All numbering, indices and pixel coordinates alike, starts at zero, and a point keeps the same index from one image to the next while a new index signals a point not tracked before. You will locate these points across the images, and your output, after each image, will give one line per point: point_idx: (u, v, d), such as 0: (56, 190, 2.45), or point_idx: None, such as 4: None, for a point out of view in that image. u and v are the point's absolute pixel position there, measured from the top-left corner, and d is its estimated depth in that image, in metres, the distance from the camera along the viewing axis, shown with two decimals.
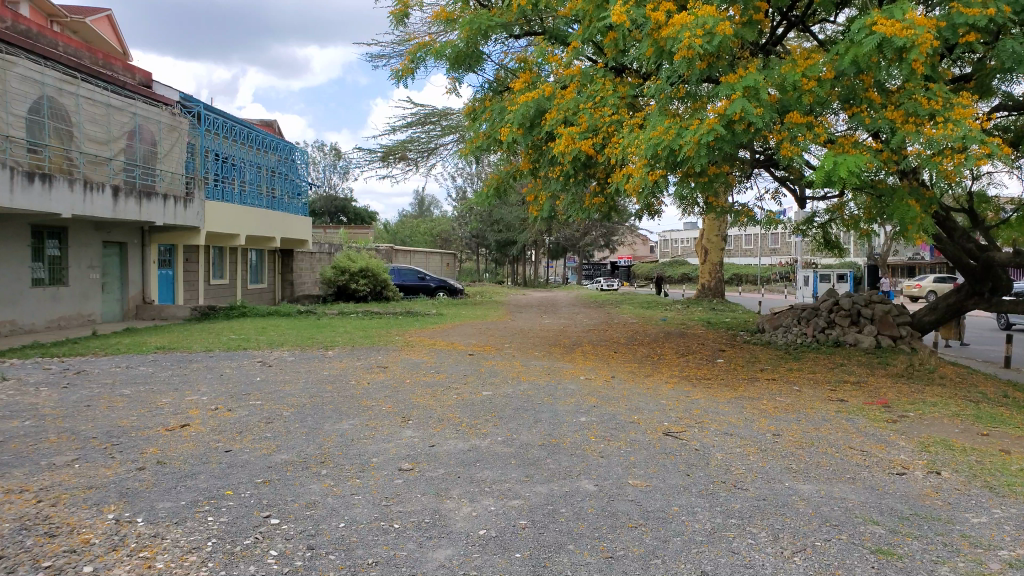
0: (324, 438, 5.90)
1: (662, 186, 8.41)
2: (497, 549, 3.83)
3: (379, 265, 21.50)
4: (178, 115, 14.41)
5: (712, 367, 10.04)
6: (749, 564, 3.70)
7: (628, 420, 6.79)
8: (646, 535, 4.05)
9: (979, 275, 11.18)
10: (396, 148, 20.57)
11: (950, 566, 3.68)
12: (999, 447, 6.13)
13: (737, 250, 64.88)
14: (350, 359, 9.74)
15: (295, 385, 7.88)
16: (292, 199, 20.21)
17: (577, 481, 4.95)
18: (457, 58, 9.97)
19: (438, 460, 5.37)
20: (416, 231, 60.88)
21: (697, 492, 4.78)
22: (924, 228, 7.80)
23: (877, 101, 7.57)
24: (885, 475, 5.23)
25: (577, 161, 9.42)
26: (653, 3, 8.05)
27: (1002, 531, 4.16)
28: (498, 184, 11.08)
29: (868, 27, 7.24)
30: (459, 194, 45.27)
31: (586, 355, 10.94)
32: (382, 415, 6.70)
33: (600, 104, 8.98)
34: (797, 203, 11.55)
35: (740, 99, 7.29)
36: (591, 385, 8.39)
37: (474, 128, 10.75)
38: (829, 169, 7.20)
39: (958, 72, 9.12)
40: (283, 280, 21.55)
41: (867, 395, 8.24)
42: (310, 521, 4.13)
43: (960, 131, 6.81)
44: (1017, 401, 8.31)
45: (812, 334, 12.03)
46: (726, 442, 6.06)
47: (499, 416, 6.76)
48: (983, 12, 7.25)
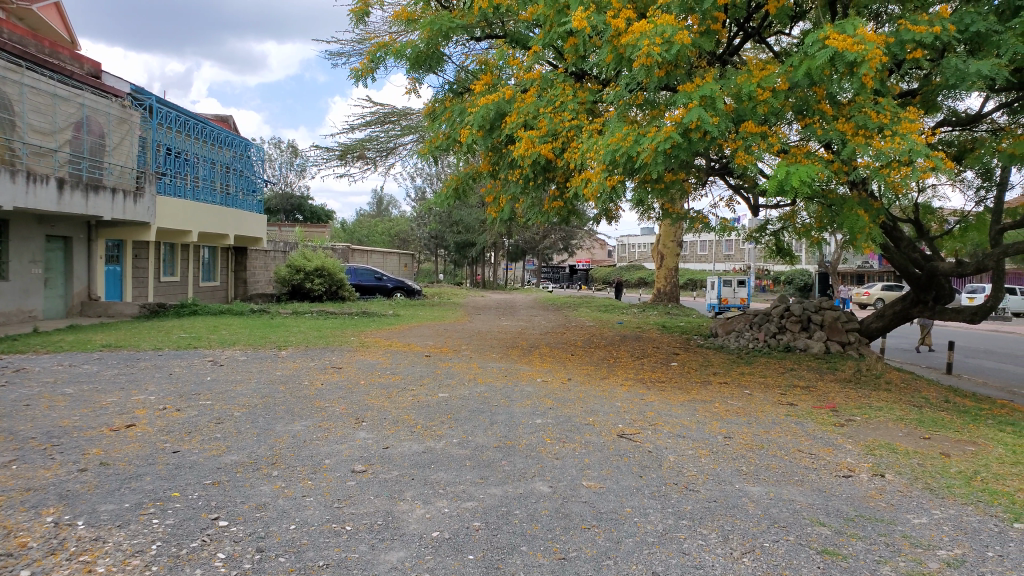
0: (275, 439, 5.82)
1: (620, 192, 8.51)
2: (449, 551, 3.82)
3: (335, 264, 21.31)
4: (129, 108, 14.05)
5: (666, 370, 10.16)
6: (700, 565, 3.75)
7: (584, 422, 6.83)
8: (599, 537, 4.08)
9: (924, 284, 11.51)
10: (355, 147, 20.39)
11: (891, 565, 3.79)
12: (940, 450, 6.33)
13: (692, 256, 65.93)
14: (303, 359, 9.61)
15: (246, 385, 7.74)
16: (247, 196, 19.87)
17: (531, 483, 4.97)
18: (417, 58, 9.92)
19: (392, 462, 5.33)
20: (373, 231, 60.44)
21: (649, 494, 4.83)
22: (872, 237, 8.00)
23: (829, 113, 7.77)
24: (832, 478, 5.35)
25: (537, 164, 9.43)
26: (614, 10, 8.14)
27: (941, 532, 4.29)
28: (457, 186, 10.99)
29: (821, 40, 7.43)
30: (417, 194, 45.06)
31: (543, 358, 10.96)
32: (335, 416, 6.63)
33: (559, 109, 9.04)
34: (751, 211, 11.77)
35: (696, 108, 7.40)
36: (547, 387, 8.42)
37: (433, 128, 10.71)
38: (781, 179, 7.37)
39: (905, 87, 9.42)
40: (236, 279, 21.16)
41: (816, 399, 8.43)
42: (259, 523, 4.07)
43: (906, 144, 7.03)
44: (958, 406, 8.57)
45: (764, 339, 12.26)
46: (678, 445, 6.15)
47: (455, 418, 6.75)
48: (929, 30, 7.50)
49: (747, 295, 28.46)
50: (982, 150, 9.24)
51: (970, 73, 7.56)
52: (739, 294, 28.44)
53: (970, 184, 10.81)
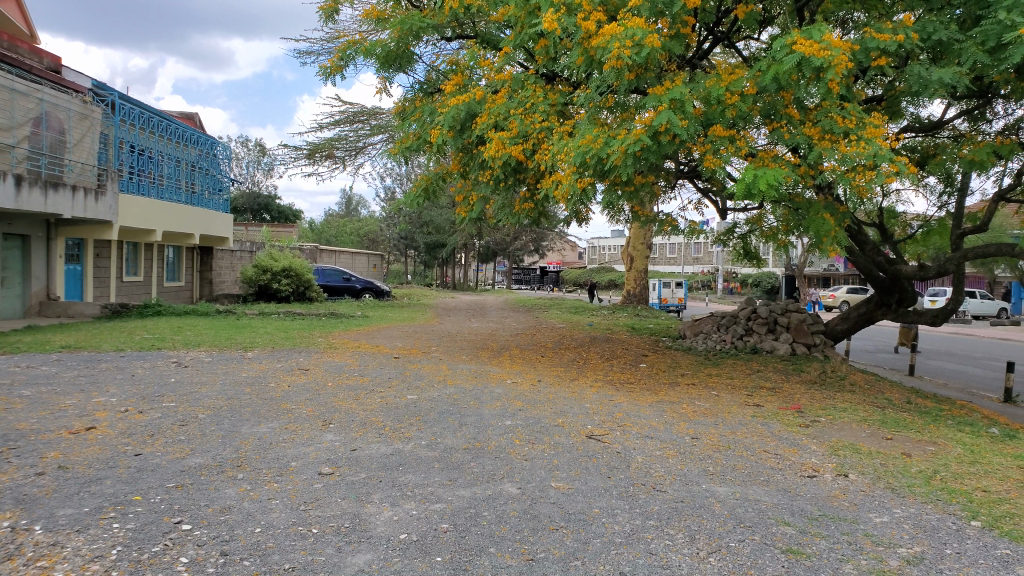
0: (241, 441, 5.74)
1: (590, 194, 8.53)
2: (417, 553, 3.80)
3: (303, 265, 21.10)
4: (90, 104, 13.76)
5: (634, 372, 10.22)
6: (666, 565, 3.77)
7: (553, 423, 6.84)
8: (567, 538, 4.08)
9: (888, 287, 11.70)
10: (323, 146, 20.21)
11: (853, 564, 3.85)
12: (901, 450, 6.44)
13: (662, 259, 66.50)
14: (270, 361, 9.49)
15: (211, 387, 7.63)
16: (213, 195, 19.60)
17: (499, 484, 4.95)
18: (387, 57, 9.85)
19: (359, 465, 5.29)
20: (343, 232, 60.01)
21: (617, 494, 4.84)
22: (837, 241, 8.11)
23: (796, 117, 7.87)
24: (797, 478, 5.42)
25: (507, 166, 9.41)
26: (584, 12, 8.18)
27: (902, 530, 4.37)
28: (427, 186, 10.93)
29: (789, 46, 7.54)
30: (387, 195, 44.88)
31: (513, 359, 10.97)
32: (302, 418, 6.55)
33: (530, 111, 9.07)
34: (718, 214, 11.90)
35: (666, 111, 7.46)
36: (517, 389, 8.41)
37: (403, 128, 10.64)
38: (749, 182, 7.46)
39: (871, 93, 9.58)
40: (201, 279, 20.85)
41: (781, 401, 8.52)
42: (223, 527, 4.01)
43: (871, 149, 7.15)
44: (919, 407, 8.74)
45: (730, 340, 12.40)
46: (646, 445, 6.19)
47: (424, 421, 6.71)
48: (893, 38, 7.65)
49: (685, 295, 28.95)
50: (944, 156, 9.44)
51: (933, 81, 7.71)
52: (677, 295, 28.91)
53: (932, 189, 11.03)
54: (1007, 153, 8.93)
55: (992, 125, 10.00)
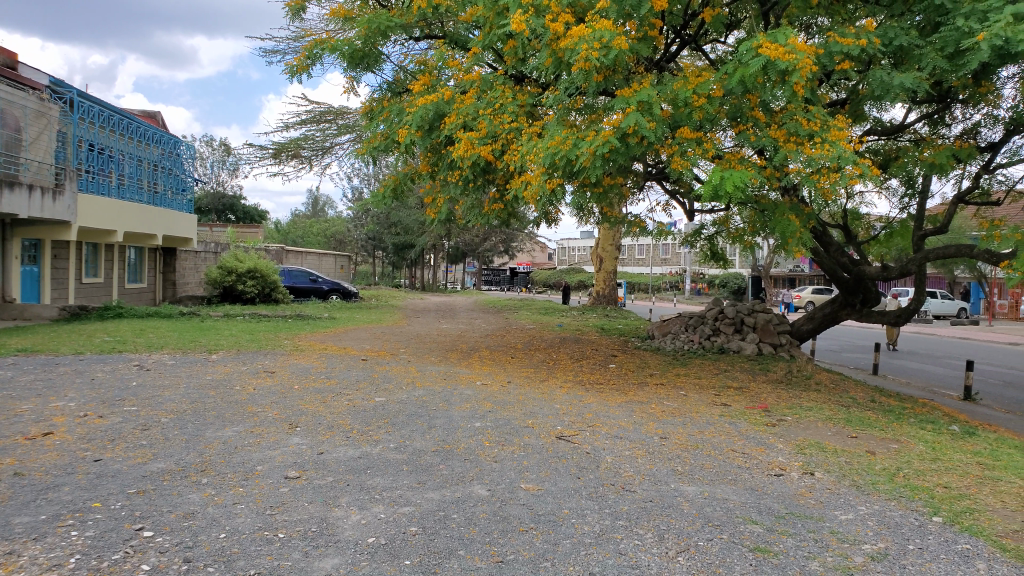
0: (205, 446, 5.64)
1: (559, 195, 8.55)
2: (385, 557, 3.76)
3: (268, 265, 20.98)
4: (48, 101, 13.43)
5: (604, 372, 10.27)
6: (636, 565, 3.78)
7: (523, 424, 6.82)
8: (536, 539, 4.07)
9: (852, 287, 11.86)
10: (289, 146, 19.97)
11: (820, 561, 3.88)
12: (866, 448, 6.54)
13: (631, 260, 67.03)
14: (235, 364, 9.34)
15: (174, 391, 7.48)
16: (177, 195, 19.27)
17: (469, 486, 4.92)
18: (354, 56, 9.76)
19: (326, 468, 5.22)
20: (310, 232, 59.45)
21: (587, 495, 4.85)
22: (803, 242, 8.22)
23: (762, 120, 7.94)
24: (764, 476, 5.47)
25: (476, 166, 9.36)
26: (552, 14, 8.21)
27: (866, 527, 4.42)
28: (395, 186, 10.81)
29: (754, 49, 7.63)
30: (355, 195, 44.47)
31: (482, 360, 10.95)
32: (268, 421, 6.47)
33: (499, 111, 9.06)
34: (686, 215, 12.00)
35: (634, 113, 7.51)
36: (487, 390, 8.38)
37: (371, 128, 10.53)
38: (715, 184, 7.53)
39: (835, 96, 9.72)
40: (164, 280, 20.48)
41: (748, 400, 8.62)
42: (187, 533, 3.93)
43: (835, 152, 7.25)
44: (883, 406, 8.88)
45: (698, 340, 12.53)
46: (616, 445, 6.21)
47: (392, 423, 6.66)
48: (856, 42, 7.77)
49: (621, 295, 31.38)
50: (906, 158, 9.60)
51: (895, 85, 7.85)
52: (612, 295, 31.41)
53: (894, 192, 11.25)
54: (965, 156, 9.14)
55: (952, 129, 10.23)
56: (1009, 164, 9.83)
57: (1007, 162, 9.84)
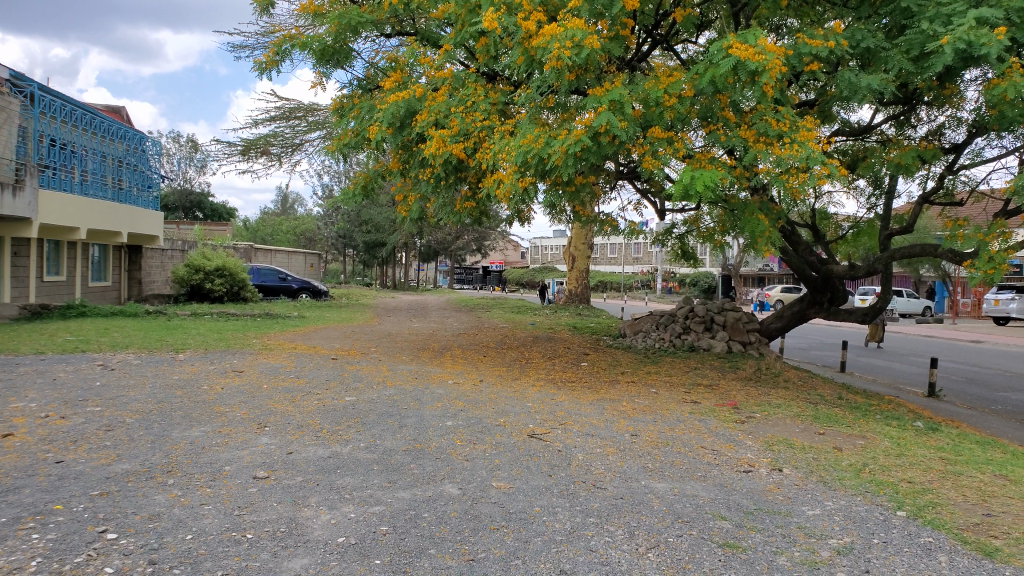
0: (171, 446, 5.56)
1: (532, 194, 8.55)
2: (355, 557, 3.73)
3: (237, 264, 20.76)
4: (7, 96, 13.10)
5: (576, 370, 10.32)
6: (606, 561, 3.80)
7: (494, 423, 6.82)
8: (507, 537, 4.07)
9: (820, 286, 11.99)
10: (258, 142, 19.71)
11: (787, 556, 3.93)
12: (833, 445, 6.63)
13: (602, 258, 67.36)
14: (202, 363, 9.22)
15: (140, 391, 7.38)
16: (142, 191, 18.94)
17: (440, 485, 4.91)
18: (324, 52, 9.68)
19: (295, 468, 5.17)
20: (279, 230, 58.89)
21: (558, 492, 4.86)
22: (772, 241, 8.30)
23: (732, 120, 8.03)
24: (733, 473, 5.52)
25: (448, 164, 9.32)
26: (524, 12, 8.23)
27: (833, 522, 4.49)
28: (366, 184, 10.70)
29: (725, 49, 7.71)
30: (325, 193, 44.06)
31: (454, 359, 10.94)
32: (235, 421, 6.39)
33: (470, 109, 9.03)
34: (657, 214, 12.08)
35: (606, 113, 7.56)
36: (458, 389, 8.38)
37: (341, 125, 10.41)
38: (686, 183, 7.60)
39: (804, 97, 9.84)
40: (130, 278, 20.13)
41: (718, 397, 8.72)
42: (152, 535, 3.87)
43: (804, 152, 7.33)
44: (850, 403, 9.02)
45: (669, 339, 12.62)
46: (587, 443, 6.22)
47: (362, 422, 6.61)
48: (824, 44, 7.88)
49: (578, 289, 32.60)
50: (873, 159, 9.74)
51: (862, 86, 7.96)
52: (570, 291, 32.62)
53: (862, 192, 11.43)
54: (931, 158, 9.31)
55: (917, 130, 10.41)
56: (972, 165, 10.03)
57: (969, 163, 10.05)
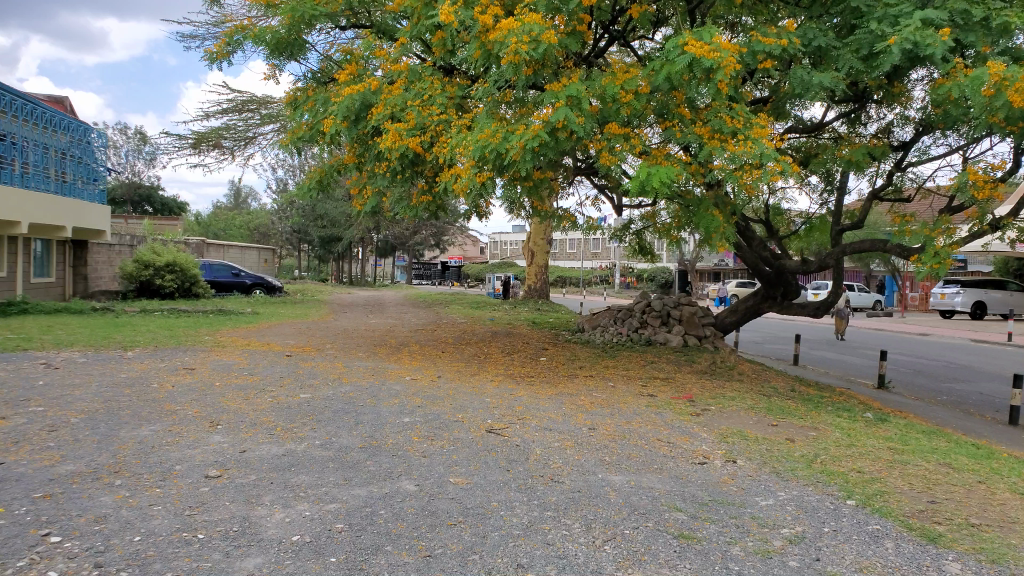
0: (119, 446, 5.43)
1: (489, 188, 8.50)
2: (310, 555, 3.69)
3: (188, 259, 20.39)
4: None
5: (534, 365, 10.34)
6: (563, 554, 3.81)
7: (453, 418, 6.81)
8: (465, 532, 4.06)
9: (773, 281, 12.19)
10: (209, 135, 19.30)
11: (741, 545, 4.00)
12: (785, 436, 6.75)
13: (562, 254, 67.66)
14: (152, 360, 9.02)
15: (85, 389, 7.17)
16: (87, 184, 18.40)
17: (396, 482, 4.88)
18: (277, 45, 9.52)
19: (249, 467, 5.09)
20: (232, 224, 57.82)
21: (515, 487, 4.86)
22: (726, 236, 8.41)
23: (688, 116, 8.11)
24: (688, 465, 5.59)
25: (405, 158, 9.23)
26: (481, 6, 8.21)
27: (785, 511, 4.57)
28: (321, 178, 10.54)
29: (680, 46, 7.78)
30: (279, 187, 43.30)
31: (412, 355, 10.88)
32: (187, 420, 6.25)
33: (427, 103, 8.97)
34: (614, 210, 12.17)
35: (563, 108, 7.58)
36: (416, 385, 8.34)
37: (295, 118, 10.23)
38: (643, 179, 7.66)
39: (758, 95, 9.99)
40: (75, 274, 19.57)
41: (674, 390, 8.83)
42: (98, 537, 3.77)
43: (758, 149, 7.43)
44: (802, 395, 9.22)
45: (627, 333, 12.72)
46: (545, 437, 6.24)
47: (318, 419, 6.54)
48: (777, 42, 8.01)
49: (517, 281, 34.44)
50: (825, 156, 9.94)
51: (814, 84, 8.10)
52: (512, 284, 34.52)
53: (814, 188, 11.65)
54: (880, 155, 9.53)
55: (867, 128, 10.66)
56: (919, 163, 10.31)
57: (917, 161, 10.32)
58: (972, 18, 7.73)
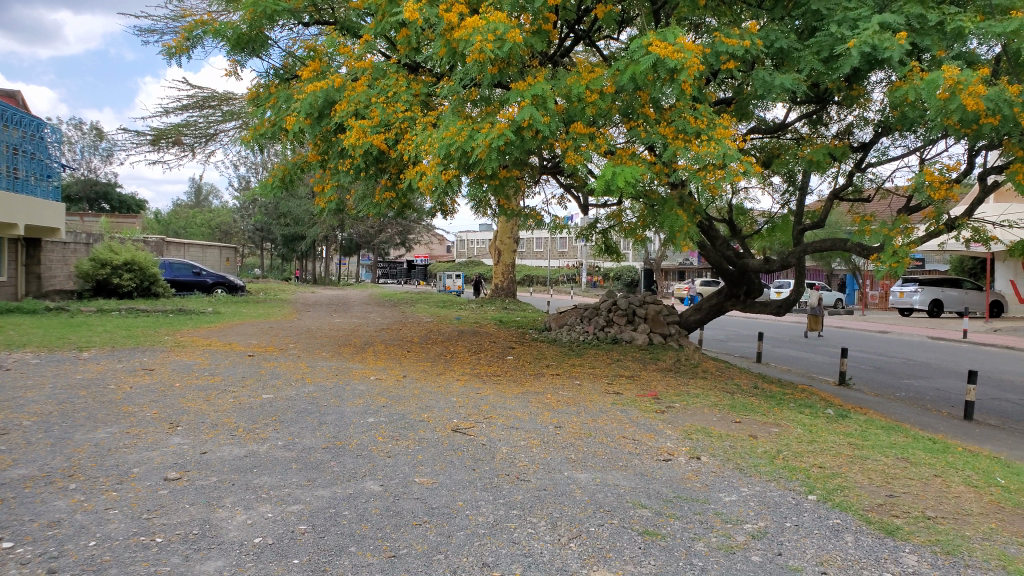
0: (73, 449, 5.29)
1: (455, 186, 8.45)
2: (272, 557, 3.64)
3: (146, 258, 20.14)
4: None
5: (501, 364, 10.33)
6: (528, 552, 3.81)
7: (418, 418, 6.77)
8: (430, 532, 4.03)
9: (736, 280, 12.32)
10: (169, 131, 18.94)
11: (704, 541, 4.03)
12: (748, 433, 6.83)
13: (529, 253, 67.82)
14: (109, 362, 8.82)
15: (39, 391, 6.99)
16: (40, 181, 17.90)
17: (361, 482, 4.84)
18: (238, 40, 9.38)
19: (210, 468, 5.00)
20: (193, 222, 56.88)
21: (481, 486, 4.85)
22: (690, 235, 8.48)
23: (652, 117, 8.17)
24: (653, 462, 5.63)
25: (369, 155, 9.15)
26: (445, 4, 8.19)
27: (748, 507, 4.63)
28: (284, 175, 10.40)
29: (645, 47, 7.83)
30: (242, 184, 42.69)
31: (378, 355, 10.80)
32: (145, 421, 6.13)
33: (391, 100, 8.93)
34: (580, 209, 12.22)
35: (529, 107, 7.60)
36: (381, 385, 8.27)
37: (257, 114, 10.08)
38: (608, 179, 7.70)
39: (721, 95, 10.09)
40: (29, 273, 19.07)
41: (639, 388, 8.89)
42: (51, 542, 3.68)
43: (721, 149, 7.49)
44: (765, 392, 9.35)
45: (593, 332, 12.78)
46: (511, 436, 6.23)
47: (280, 420, 6.46)
48: (739, 43, 8.11)
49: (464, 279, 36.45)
50: (788, 156, 10.08)
51: (776, 86, 8.22)
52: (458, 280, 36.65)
53: (776, 188, 11.80)
54: (840, 155, 9.68)
55: (828, 129, 10.83)
56: (878, 163, 10.51)
57: (876, 161, 10.52)
58: (928, 22, 7.91)
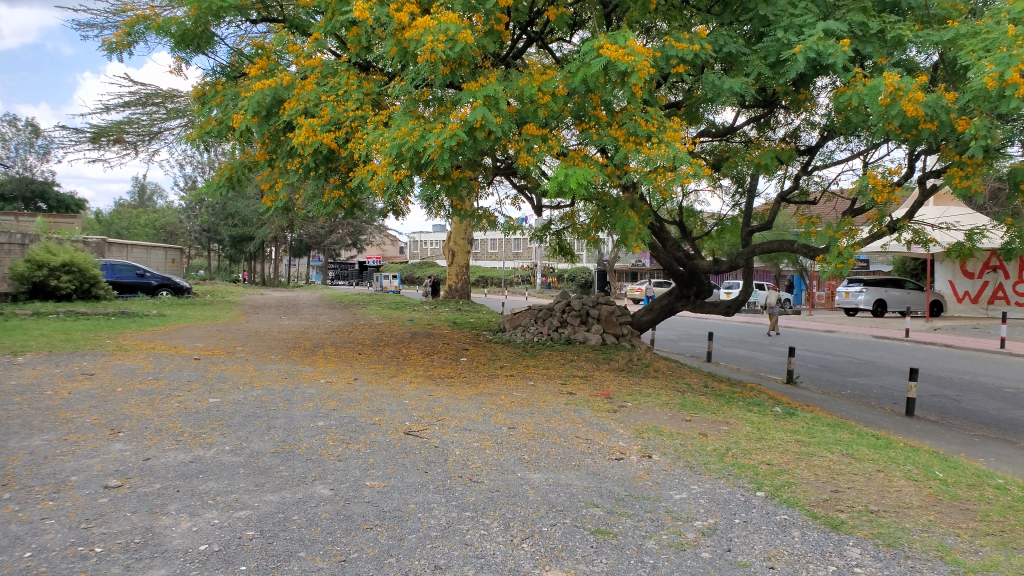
0: (7, 458, 5.09)
1: (407, 186, 8.38)
2: (218, 564, 3.55)
3: (86, 260, 19.70)
4: None
5: (455, 366, 10.29)
6: (481, 554, 3.80)
7: (369, 421, 6.69)
8: (381, 536, 3.99)
9: (687, 280, 12.48)
10: (110, 129, 18.40)
11: (656, 539, 4.07)
12: (698, 431, 6.93)
13: (483, 254, 67.76)
14: (46, 366, 8.53)
15: None
16: None
17: (311, 487, 4.76)
18: (183, 36, 9.16)
19: (153, 475, 4.87)
20: (136, 223, 55.44)
21: (434, 488, 4.82)
22: (641, 237, 8.56)
23: (604, 119, 8.24)
24: (605, 461, 5.67)
25: (318, 154, 9.03)
26: (396, 4, 8.13)
27: (698, 504, 4.69)
28: (231, 175, 10.19)
29: (596, 49, 7.89)
30: (188, 184, 41.71)
31: (328, 357, 10.67)
32: (85, 428, 5.94)
33: (342, 99, 8.82)
34: (534, 211, 12.25)
35: (481, 108, 7.58)
36: (331, 388, 8.16)
37: (202, 112, 9.85)
38: (561, 180, 7.72)
39: (672, 98, 10.22)
40: None
41: (591, 388, 8.93)
42: None
43: (671, 152, 7.57)
44: (715, 391, 9.50)
45: (547, 332, 12.82)
46: (464, 438, 6.21)
47: (227, 424, 6.32)
48: (689, 47, 8.22)
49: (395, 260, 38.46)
50: (737, 159, 10.26)
51: (725, 89, 8.35)
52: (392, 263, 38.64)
53: (725, 190, 12.00)
54: (787, 159, 9.88)
55: (775, 133, 11.07)
56: (823, 166, 10.77)
57: (821, 165, 10.78)
58: (869, 30, 8.14)
